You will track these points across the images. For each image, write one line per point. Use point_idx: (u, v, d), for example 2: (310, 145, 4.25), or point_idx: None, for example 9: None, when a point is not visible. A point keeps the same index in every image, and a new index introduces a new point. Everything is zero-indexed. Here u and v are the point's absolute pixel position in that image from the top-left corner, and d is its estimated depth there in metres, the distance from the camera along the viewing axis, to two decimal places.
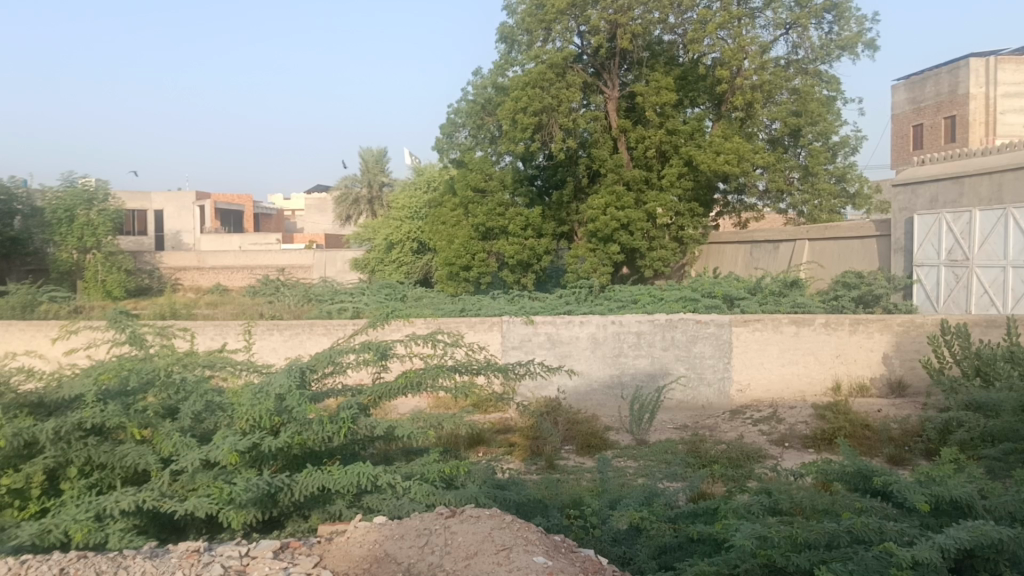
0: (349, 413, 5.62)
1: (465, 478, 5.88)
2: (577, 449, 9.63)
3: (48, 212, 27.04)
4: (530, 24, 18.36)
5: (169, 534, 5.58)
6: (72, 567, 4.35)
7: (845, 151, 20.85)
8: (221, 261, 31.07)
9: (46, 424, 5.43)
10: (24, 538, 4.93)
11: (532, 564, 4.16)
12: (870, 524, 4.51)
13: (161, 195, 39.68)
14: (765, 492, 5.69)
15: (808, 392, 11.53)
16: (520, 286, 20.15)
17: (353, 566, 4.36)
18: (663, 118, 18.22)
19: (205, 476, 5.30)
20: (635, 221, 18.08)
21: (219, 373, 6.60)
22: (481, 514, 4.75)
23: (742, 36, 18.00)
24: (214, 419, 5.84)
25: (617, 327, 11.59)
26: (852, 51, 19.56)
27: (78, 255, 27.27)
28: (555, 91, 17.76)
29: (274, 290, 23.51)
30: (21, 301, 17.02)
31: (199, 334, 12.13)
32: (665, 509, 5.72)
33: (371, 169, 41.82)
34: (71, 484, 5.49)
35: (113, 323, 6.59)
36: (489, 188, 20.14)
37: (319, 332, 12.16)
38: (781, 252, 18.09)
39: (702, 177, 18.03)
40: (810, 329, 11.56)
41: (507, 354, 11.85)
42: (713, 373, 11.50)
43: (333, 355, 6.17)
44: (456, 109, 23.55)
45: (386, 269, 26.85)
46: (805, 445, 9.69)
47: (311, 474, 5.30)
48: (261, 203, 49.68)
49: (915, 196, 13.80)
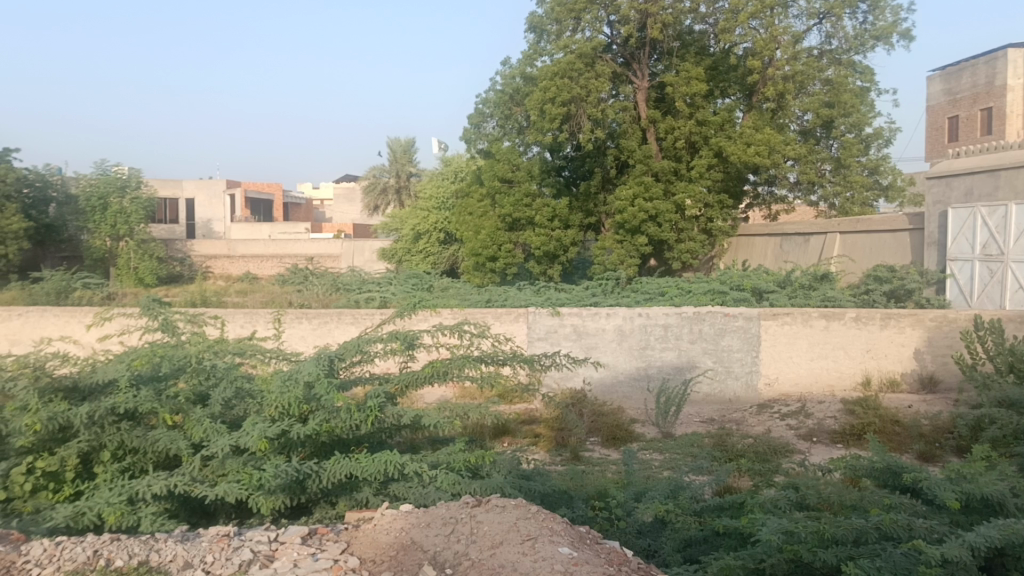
0: (376, 402, 5.67)
1: (491, 467, 5.95)
2: (603, 441, 9.65)
3: (82, 199, 27.34)
4: (560, 14, 18.23)
5: (199, 518, 5.67)
6: (106, 548, 4.38)
7: (878, 143, 20.47)
8: (251, 250, 31.16)
9: (80, 409, 5.50)
10: (59, 519, 5.01)
11: (557, 555, 4.16)
12: (899, 520, 4.48)
13: (193, 183, 40.09)
14: (794, 486, 5.65)
15: (837, 387, 11.42)
16: (547, 277, 20.16)
17: (381, 553, 4.39)
18: (694, 109, 18.02)
19: (236, 462, 5.36)
20: (664, 213, 17.96)
21: (249, 360, 6.65)
22: (508, 504, 4.77)
23: (774, 26, 17.69)
24: (244, 406, 5.92)
25: (644, 319, 11.56)
26: (886, 42, 19.10)
27: (112, 242, 27.68)
28: (584, 81, 17.67)
29: (302, 279, 23.66)
30: (56, 287, 17.34)
31: (231, 322, 12.30)
32: (692, 503, 5.67)
33: (399, 159, 41.74)
34: (104, 468, 5.58)
35: (146, 311, 6.66)
36: (517, 178, 20.22)
37: (347, 320, 12.28)
38: (811, 245, 17.84)
39: (731, 169, 17.88)
40: (841, 323, 11.41)
41: (533, 345, 11.85)
42: (741, 367, 11.48)
43: (362, 344, 6.20)
44: (484, 99, 23.50)
45: (413, 259, 26.98)
46: (833, 440, 9.63)
47: (339, 462, 5.36)
48: (290, 192, 49.97)
49: (949, 189, 13.54)
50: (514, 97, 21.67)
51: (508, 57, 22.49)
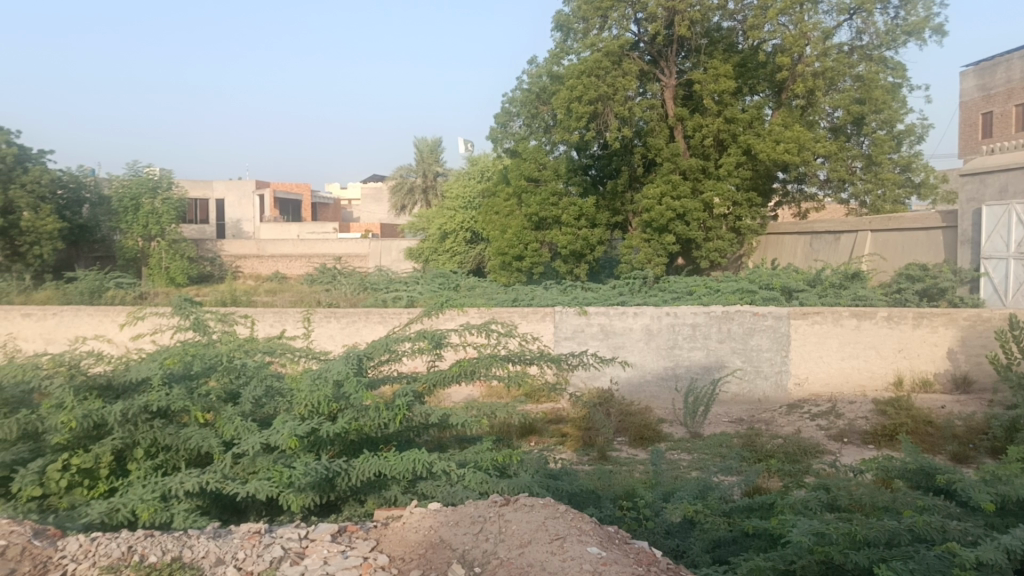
0: (404, 401, 5.70)
1: (518, 467, 5.95)
2: (630, 441, 9.61)
3: (115, 200, 27.76)
4: (587, 12, 18.19)
5: (230, 515, 5.74)
6: (141, 545, 4.42)
7: (911, 139, 20.14)
8: (281, 249, 31.43)
9: (115, 406, 5.56)
10: (95, 515, 5.08)
11: (586, 555, 4.15)
12: (932, 522, 4.42)
13: (223, 184, 40.56)
14: (825, 487, 5.58)
15: (869, 387, 11.28)
16: (573, 276, 20.13)
17: (410, 552, 4.41)
18: (722, 106, 17.91)
19: (266, 459, 5.41)
20: (692, 211, 17.85)
21: (278, 359, 6.72)
22: (536, 502, 4.76)
23: (804, 22, 17.53)
24: (274, 404, 5.98)
25: (672, 319, 11.50)
26: (918, 37, 18.79)
27: (144, 242, 28.05)
28: (611, 79, 17.60)
29: (331, 278, 23.81)
30: (90, 287, 17.62)
31: (260, 321, 12.41)
32: (721, 503, 5.64)
33: (425, 159, 41.85)
34: (138, 465, 5.65)
35: (178, 310, 6.74)
36: (543, 177, 20.19)
37: (375, 320, 12.34)
38: (841, 243, 17.63)
39: (760, 167, 17.72)
40: (872, 322, 11.25)
41: (560, 344, 11.85)
42: (770, 366, 11.38)
43: (390, 343, 6.22)
44: (510, 98, 23.49)
45: (440, 258, 27.06)
46: (864, 441, 9.52)
47: (368, 460, 5.40)
48: (318, 192, 50.33)
49: (983, 186, 13.30)
50: (540, 97, 21.64)
51: (534, 56, 22.46)
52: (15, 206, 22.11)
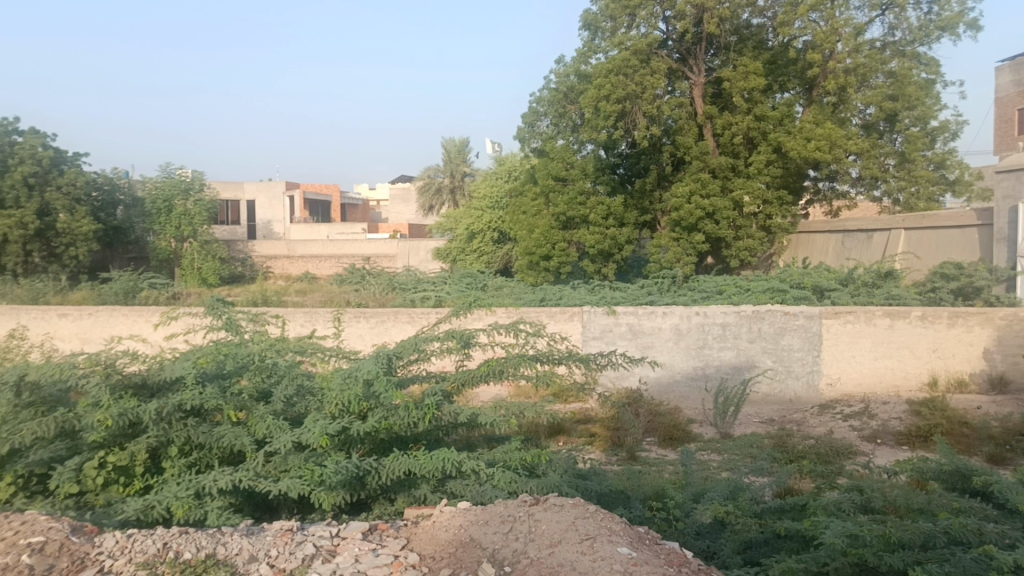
0: (433, 400, 5.73)
1: (547, 466, 5.95)
2: (660, 442, 9.56)
3: (148, 202, 28.16)
4: (615, 10, 18.12)
5: (262, 513, 5.80)
6: (176, 542, 4.48)
7: (945, 136, 19.72)
8: (311, 250, 31.72)
9: (149, 405, 5.64)
10: (130, 513, 5.16)
11: (616, 555, 4.14)
12: (968, 524, 4.34)
13: (253, 185, 41.00)
14: (858, 488, 5.51)
15: (902, 387, 11.12)
16: (601, 276, 20.07)
17: (440, 550, 4.42)
18: (753, 104, 17.84)
19: (297, 458, 5.45)
20: (721, 209, 17.72)
21: (309, 358, 6.78)
22: (565, 502, 4.75)
23: (835, 18, 17.37)
24: (305, 403, 6.03)
25: (702, 318, 11.43)
26: (953, 32, 18.46)
27: (176, 243, 28.41)
28: (639, 78, 17.52)
29: (360, 278, 23.95)
30: (124, 287, 17.88)
31: (291, 321, 12.53)
32: (752, 504, 5.58)
33: (453, 159, 42.01)
34: (172, 463, 5.72)
35: (210, 310, 6.82)
36: (570, 176, 20.13)
37: (403, 319, 12.39)
38: (874, 242, 17.40)
39: (791, 164, 17.54)
40: (906, 322, 11.09)
41: (588, 344, 11.82)
42: (802, 366, 11.26)
43: (419, 343, 6.25)
44: (538, 97, 23.47)
45: (467, 258, 27.13)
46: (898, 442, 9.39)
47: (398, 459, 5.43)
48: (347, 193, 50.68)
49: (1019, 183, 13.03)
50: (568, 96, 21.60)
51: (562, 55, 22.42)
52: (51, 208, 22.49)
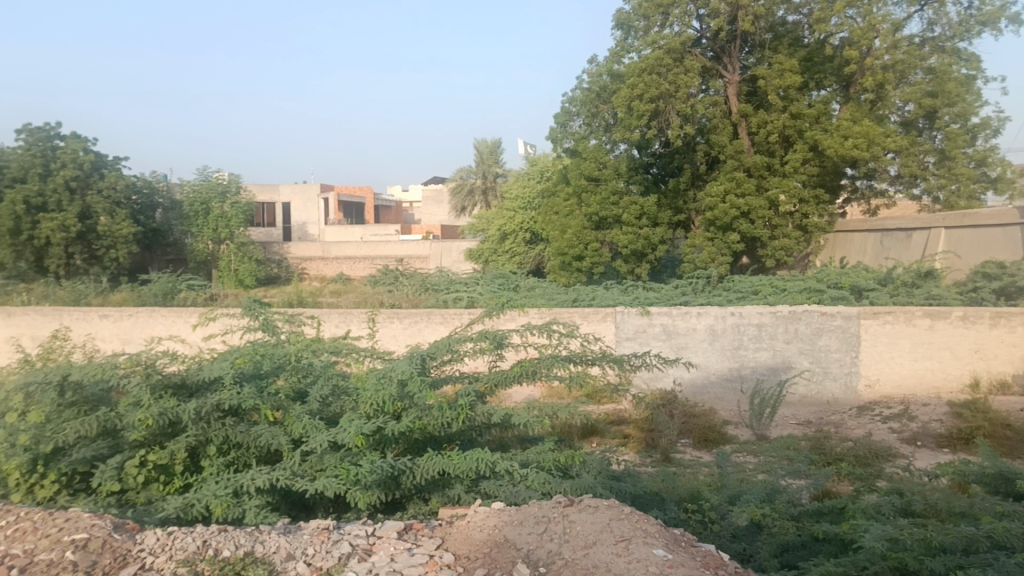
0: (466, 401, 5.77)
1: (580, 467, 5.94)
2: (694, 443, 9.50)
3: (186, 204, 28.61)
4: (647, 9, 18.02)
5: (299, 511, 5.86)
6: (215, 539, 4.54)
7: (986, 133, 19.06)
8: (345, 251, 32.01)
9: (189, 404, 5.72)
10: (171, 510, 5.24)
11: (652, 557, 4.12)
12: (1013, 529, 4.24)
13: (288, 188, 41.45)
14: (898, 491, 5.42)
15: (943, 389, 10.91)
16: (635, 276, 19.97)
17: (474, 550, 4.42)
18: (788, 102, 17.64)
19: (333, 457, 5.50)
20: (756, 209, 17.55)
21: (344, 358, 6.83)
22: (600, 504, 4.74)
23: (873, 14, 17.16)
24: (341, 403, 6.09)
25: (737, 319, 11.34)
26: (994, 27, 18.07)
27: (213, 244, 28.83)
28: (672, 77, 17.41)
29: (393, 279, 24.07)
30: (163, 289, 18.17)
31: (326, 321, 12.65)
32: (789, 507, 5.51)
33: (485, 160, 42.04)
34: (211, 462, 5.80)
35: (247, 311, 6.90)
36: (603, 176, 20.04)
37: (437, 320, 12.45)
38: (913, 241, 17.10)
39: (828, 163, 17.32)
40: (946, 322, 10.88)
41: (622, 345, 11.79)
42: (840, 367, 11.11)
43: (452, 343, 6.27)
44: (570, 98, 23.41)
45: (499, 259, 27.15)
46: (938, 444, 9.22)
47: (432, 459, 5.46)
48: (380, 195, 50.98)
49: None
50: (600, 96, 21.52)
51: (594, 55, 22.35)
52: (92, 211, 22.94)
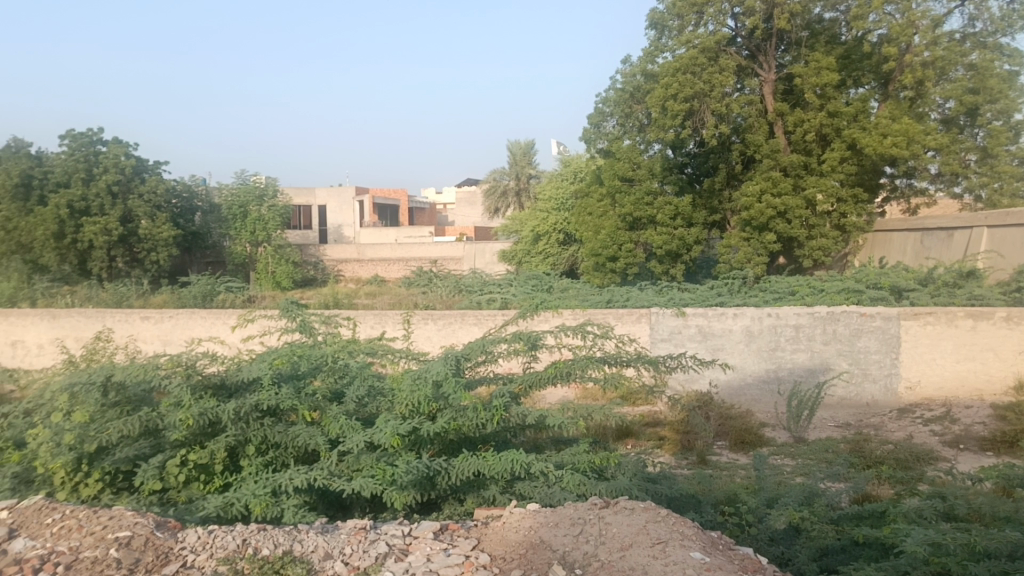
0: (501, 402, 5.77)
1: (615, 470, 5.92)
2: (731, 445, 9.42)
3: (224, 208, 29.06)
4: (682, 8, 17.89)
5: (336, 511, 5.92)
6: (254, 538, 4.60)
7: None
8: (379, 253, 32.26)
9: (228, 405, 5.80)
10: (211, 509, 5.32)
11: (689, 559, 4.09)
12: None
13: (324, 191, 41.88)
14: (940, 495, 5.33)
15: (987, 391, 10.68)
16: (669, 277, 19.85)
17: (510, 551, 4.43)
18: (825, 100, 17.41)
19: (369, 458, 5.54)
20: (793, 208, 17.34)
21: (379, 359, 6.89)
22: (636, 506, 4.72)
23: (912, 10, 16.90)
24: (376, 403, 6.14)
25: (774, 320, 11.23)
26: None
27: (251, 247, 29.24)
28: (707, 76, 17.29)
29: (428, 281, 24.20)
30: (202, 291, 18.47)
31: (362, 323, 12.77)
32: (828, 510, 5.44)
33: (519, 162, 42.03)
34: (250, 461, 5.87)
35: (285, 312, 6.99)
36: (637, 177, 19.95)
37: (471, 321, 12.51)
38: (954, 240, 16.78)
39: (866, 161, 17.06)
40: (990, 323, 10.65)
41: (657, 346, 11.73)
42: (879, 369, 10.94)
43: (487, 344, 6.29)
44: (603, 98, 23.32)
45: (533, 260, 27.15)
46: (981, 447, 9.04)
47: (467, 460, 5.48)
48: (414, 197, 51.24)
49: None
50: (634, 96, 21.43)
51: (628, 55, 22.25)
52: (133, 215, 23.40)
